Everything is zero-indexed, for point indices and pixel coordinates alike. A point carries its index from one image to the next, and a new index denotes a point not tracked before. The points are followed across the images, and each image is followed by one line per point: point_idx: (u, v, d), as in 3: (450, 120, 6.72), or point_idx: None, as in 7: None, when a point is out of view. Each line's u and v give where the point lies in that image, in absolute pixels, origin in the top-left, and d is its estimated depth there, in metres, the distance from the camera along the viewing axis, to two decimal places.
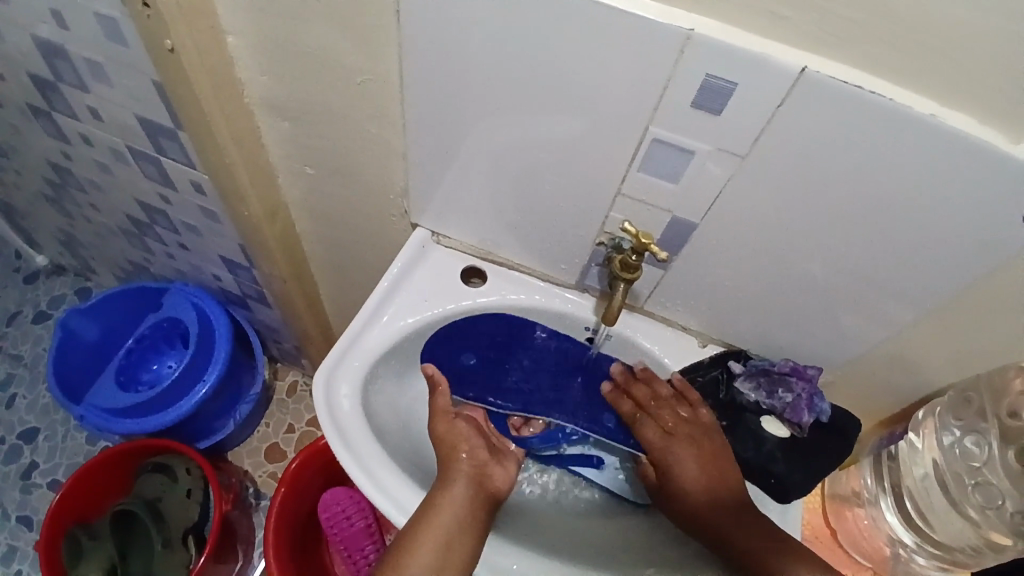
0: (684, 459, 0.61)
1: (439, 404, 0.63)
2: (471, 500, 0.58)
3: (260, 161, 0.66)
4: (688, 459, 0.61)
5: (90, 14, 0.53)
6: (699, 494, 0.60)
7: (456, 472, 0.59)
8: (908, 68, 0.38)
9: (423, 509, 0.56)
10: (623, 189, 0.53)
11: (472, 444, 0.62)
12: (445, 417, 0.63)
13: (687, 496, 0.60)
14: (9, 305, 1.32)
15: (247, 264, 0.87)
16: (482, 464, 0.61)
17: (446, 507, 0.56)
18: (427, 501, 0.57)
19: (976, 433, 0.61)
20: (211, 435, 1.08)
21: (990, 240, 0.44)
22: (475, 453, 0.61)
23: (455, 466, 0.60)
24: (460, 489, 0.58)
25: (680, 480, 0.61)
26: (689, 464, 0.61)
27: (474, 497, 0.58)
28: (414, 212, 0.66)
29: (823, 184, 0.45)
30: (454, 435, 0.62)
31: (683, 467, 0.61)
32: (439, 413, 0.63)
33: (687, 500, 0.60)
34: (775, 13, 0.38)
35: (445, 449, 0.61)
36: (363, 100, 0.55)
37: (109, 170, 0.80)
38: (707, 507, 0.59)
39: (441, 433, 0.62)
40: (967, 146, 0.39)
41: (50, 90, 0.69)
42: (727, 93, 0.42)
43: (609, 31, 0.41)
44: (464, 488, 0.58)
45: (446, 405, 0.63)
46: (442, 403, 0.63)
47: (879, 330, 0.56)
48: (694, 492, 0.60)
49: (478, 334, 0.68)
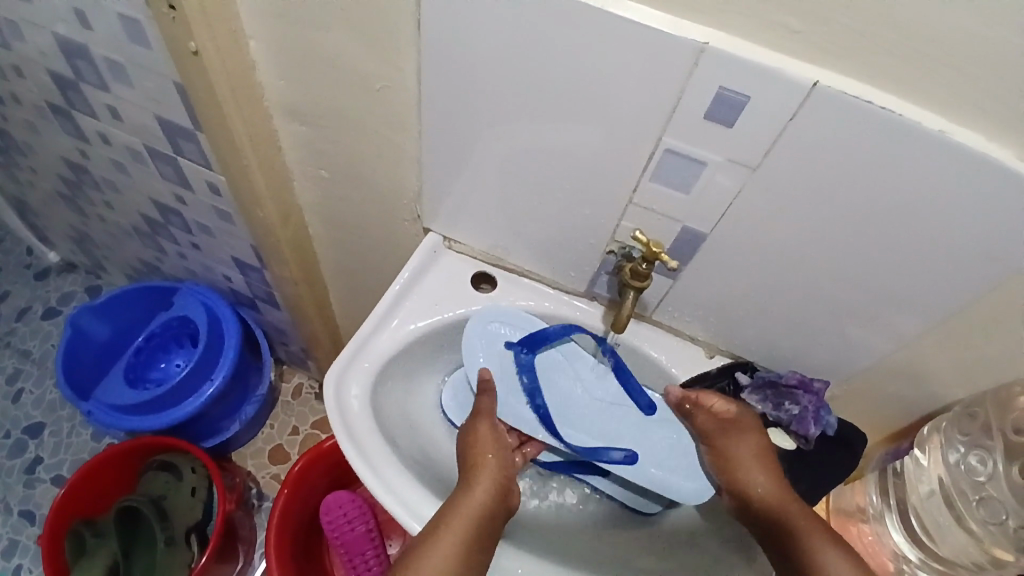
0: (739, 437, 0.61)
1: (484, 405, 0.64)
2: (489, 506, 0.56)
3: (276, 163, 0.67)
4: (744, 438, 0.61)
5: (114, 16, 0.55)
6: (758, 477, 0.59)
7: (482, 477, 0.58)
8: (918, 85, 0.38)
9: (441, 515, 0.55)
10: (634, 198, 0.53)
11: (504, 453, 0.62)
12: (489, 418, 0.63)
13: (743, 476, 0.59)
14: (18, 302, 1.33)
15: (258, 265, 0.88)
16: (507, 474, 0.60)
17: (466, 516, 0.55)
18: (446, 507, 0.55)
19: (981, 450, 0.62)
20: (218, 435, 1.09)
21: (996, 257, 0.45)
22: (503, 463, 0.60)
23: (479, 469, 0.59)
24: (478, 493, 0.57)
25: (737, 456, 0.60)
26: (744, 443, 0.61)
27: (494, 507, 0.57)
28: (426, 217, 0.67)
29: (832, 197, 0.46)
30: (488, 438, 0.62)
31: (739, 447, 0.61)
32: (485, 414, 0.64)
33: (740, 484, 0.59)
34: (788, 28, 0.38)
35: (473, 453, 0.61)
36: (380, 105, 0.56)
37: (125, 169, 0.81)
38: (764, 491, 0.58)
39: (478, 434, 0.62)
40: (975, 161, 0.40)
41: (70, 89, 0.70)
42: (739, 106, 0.43)
43: (625, 41, 0.42)
44: (483, 493, 0.57)
45: (492, 408, 0.64)
46: (489, 405, 0.64)
47: (885, 344, 0.56)
48: (751, 472, 0.59)
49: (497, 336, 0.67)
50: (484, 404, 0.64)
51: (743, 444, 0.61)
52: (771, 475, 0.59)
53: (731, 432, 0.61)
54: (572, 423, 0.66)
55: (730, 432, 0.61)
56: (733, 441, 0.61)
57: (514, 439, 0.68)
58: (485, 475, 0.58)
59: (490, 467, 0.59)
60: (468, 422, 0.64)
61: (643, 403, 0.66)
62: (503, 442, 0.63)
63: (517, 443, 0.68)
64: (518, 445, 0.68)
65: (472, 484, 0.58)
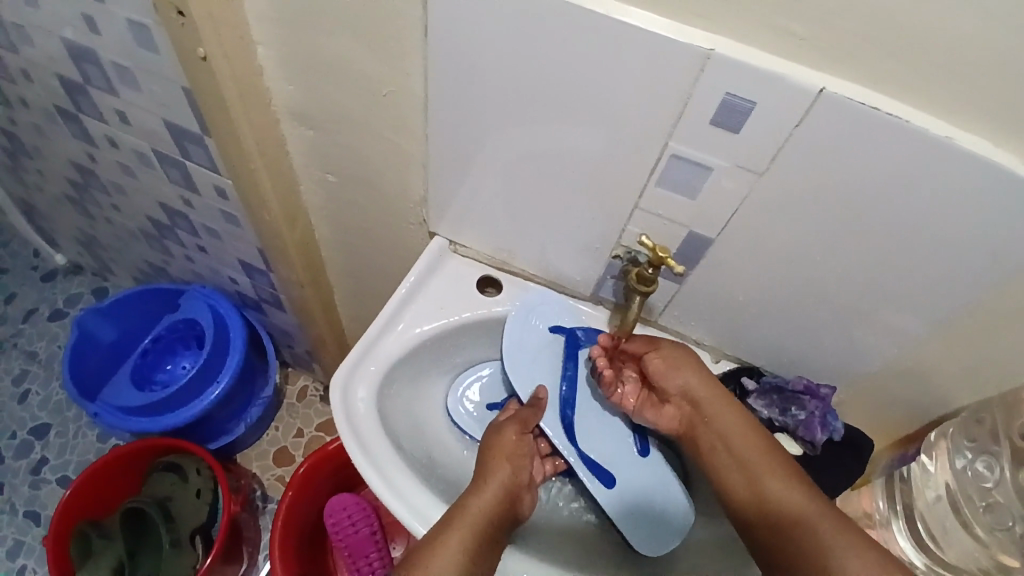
0: (682, 347, 0.62)
1: (525, 415, 0.64)
2: (498, 515, 0.55)
3: (283, 166, 0.67)
4: (679, 343, 0.63)
5: (123, 21, 0.55)
6: (700, 377, 0.61)
7: (494, 479, 0.57)
8: (926, 92, 0.38)
9: (451, 513, 0.54)
10: (641, 204, 0.53)
11: (521, 463, 0.60)
12: (518, 425, 0.62)
13: (686, 379, 0.61)
14: (26, 303, 1.34)
15: (264, 268, 0.88)
16: (520, 482, 0.59)
17: (474, 517, 0.54)
18: (456, 506, 0.55)
19: (988, 455, 0.62)
20: (223, 437, 1.09)
21: (1004, 264, 0.45)
22: (519, 470, 0.60)
23: (494, 470, 0.58)
24: (491, 497, 0.56)
25: (681, 356, 0.62)
26: (682, 347, 0.63)
27: (503, 510, 0.56)
28: (432, 221, 0.67)
29: (838, 205, 0.46)
30: (510, 445, 0.61)
31: (687, 355, 0.62)
32: (515, 420, 0.63)
33: (693, 385, 0.61)
34: (795, 35, 0.38)
35: (489, 453, 0.60)
36: (388, 110, 0.56)
37: (132, 172, 0.82)
38: (710, 393, 0.60)
39: (502, 439, 0.61)
40: (984, 168, 0.40)
41: (78, 93, 0.70)
42: (746, 111, 0.42)
43: (632, 46, 0.42)
44: (495, 499, 0.56)
45: (528, 420, 0.63)
46: (527, 416, 0.63)
47: (891, 349, 0.56)
48: (693, 374, 0.61)
49: (529, 330, 0.68)
50: (521, 413, 0.64)
51: (681, 345, 0.63)
52: (714, 383, 0.61)
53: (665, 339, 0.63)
54: (583, 429, 0.67)
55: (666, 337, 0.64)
56: (673, 343, 0.63)
57: (545, 447, 0.68)
58: (496, 478, 0.58)
59: (505, 472, 0.58)
60: (499, 421, 0.64)
61: (638, 444, 0.67)
62: (524, 452, 0.61)
63: (547, 452, 0.68)
64: (550, 454, 0.68)
65: (481, 484, 0.57)
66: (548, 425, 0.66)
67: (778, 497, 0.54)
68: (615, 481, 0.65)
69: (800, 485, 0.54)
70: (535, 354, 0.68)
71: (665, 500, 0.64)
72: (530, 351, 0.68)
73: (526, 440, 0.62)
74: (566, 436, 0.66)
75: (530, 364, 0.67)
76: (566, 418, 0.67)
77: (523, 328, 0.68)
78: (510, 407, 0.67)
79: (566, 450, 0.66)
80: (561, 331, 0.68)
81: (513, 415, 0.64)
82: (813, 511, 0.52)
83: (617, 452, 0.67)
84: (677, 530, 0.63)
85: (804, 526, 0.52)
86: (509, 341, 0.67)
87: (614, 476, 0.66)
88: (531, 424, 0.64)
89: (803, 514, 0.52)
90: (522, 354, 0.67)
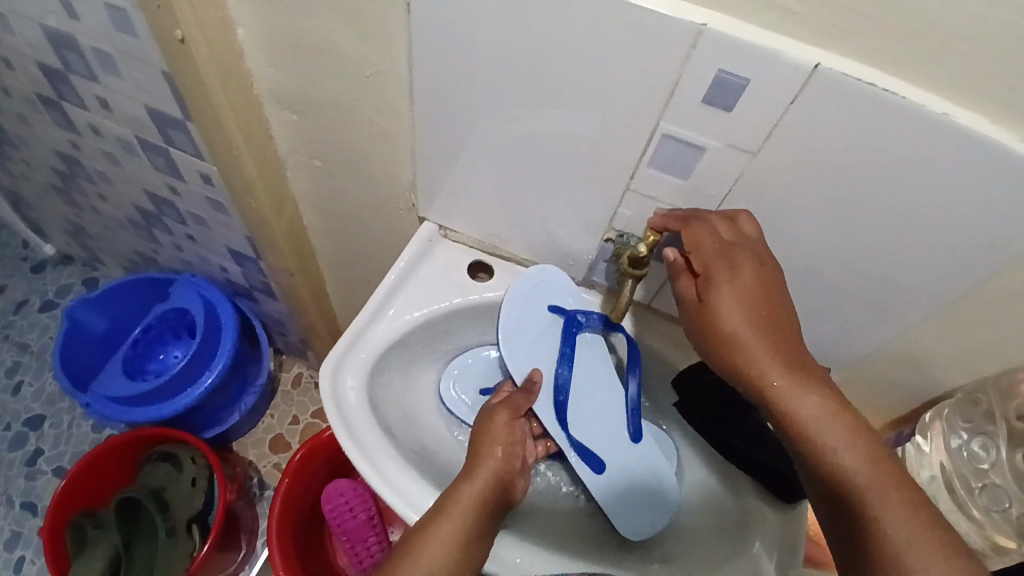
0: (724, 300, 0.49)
1: (519, 401, 0.62)
2: (488, 503, 0.54)
3: (268, 151, 0.66)
4: (731, 291, 0.49)
5: (100, 4, 0.53)
6: (744, 353, 0.49)
7: (483, 466, 0.56)
8: (923, 67, 0.37)
9: (441, 502, 0.53)
10: (631, 183, 0.52)
11: (514, 450, 0.59)
12: (509, 411, 0.61)
13: (728, 359, 0.50)
14: (16, 294, 1.33)
15: (253, 256, 0.87)
16: (513, 470, 0.58)
17: (462, 506, 0.53)
18: (446, 494, 0.54)
19: (984, 436, 0.62)
20: (217, 425, 1.09)
21: (999, 242, 0.44)
22: (512, 458, 0.58)
23: (486, 456, 0.57)
24: (482, 484, 0.55)
25: (719, 327, 0.50)
26: (733, 295, 0.49)
27: (493, 498, 0.55)
28: (422, 206, 0.66)
29: (830, 184, 0.45)
30: (503, 432, 0.59)
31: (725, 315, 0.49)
32: (507, 407, 0.62)
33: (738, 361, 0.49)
34: (788, 10, 0.37)
35: (481, 441, 0.59)
36: (373, 92, 0.54)
37: (117, 160, 0.80)
38: (760, 373, 0.48)
39: (494, 424, 0.60)
40: (982, 146, 0.39)
41: (58, 80, 0.69)
42: (738, 89, 0.41)
43: (623, 24, 0.40)
44: (484, 487, 0.55)
45: (520, 405, 0.62)
46: (519, 401, 0.62)
47: (888, 330, 0.56)
48: (737, 352, 0.49)
49: (528, 318, 0.66)
50: (514, 398, 0.63)
51: (730, 292, 0.49)
52: (778, 344, 0.48)
53: (712, 289, 0.50)
54: (576, 414, 0.66)
55: (717, 282, 0.50)
56: (720, 294, 0.50)
57: (537, 428, 0.66)
58: (484, 466, 0.56)
59: (498, 459, 0.57)
60: (496, 407, 0.62)
61: (631, 429, 0.66)
62: (517, 438, 0.60)
63: (540, 433, 0.67)
64: (542, 434, 0.67)
65: (471, 473, 0.56)
66: (541, 411, 0.65)
67: (855, 507, 0.43)
68: (607, 465, 0.66)
69: (873, 484, 0.43)
70: (537, 337, 0.66)
71: (653, 479, 0.66)
72: (524, 334, 0.66)
73: (517, 425, 0.61)
74: (558, 421, 0.65)
75: (531, 345, 0.66)
76: (559, 403, 0.65)
77: (511, 309, 0.65)
78: (504, 391, 0.66)
79: (558, 436, 0.65)
80: (561, 313, 0.66)
81: (509, 402, 0.63)
82: (904, 523, 0.41)
83: (609, 437, 0.66)
84: (659, 516, 0.64)
85: (883, 540, 0.41)
86: (508, 321, 0.65)
87: (604, 462, 0.66)
88: (523, 409, 0.62)
89: (887, 530, 0.41)
90: (523, 341, 0.66)
